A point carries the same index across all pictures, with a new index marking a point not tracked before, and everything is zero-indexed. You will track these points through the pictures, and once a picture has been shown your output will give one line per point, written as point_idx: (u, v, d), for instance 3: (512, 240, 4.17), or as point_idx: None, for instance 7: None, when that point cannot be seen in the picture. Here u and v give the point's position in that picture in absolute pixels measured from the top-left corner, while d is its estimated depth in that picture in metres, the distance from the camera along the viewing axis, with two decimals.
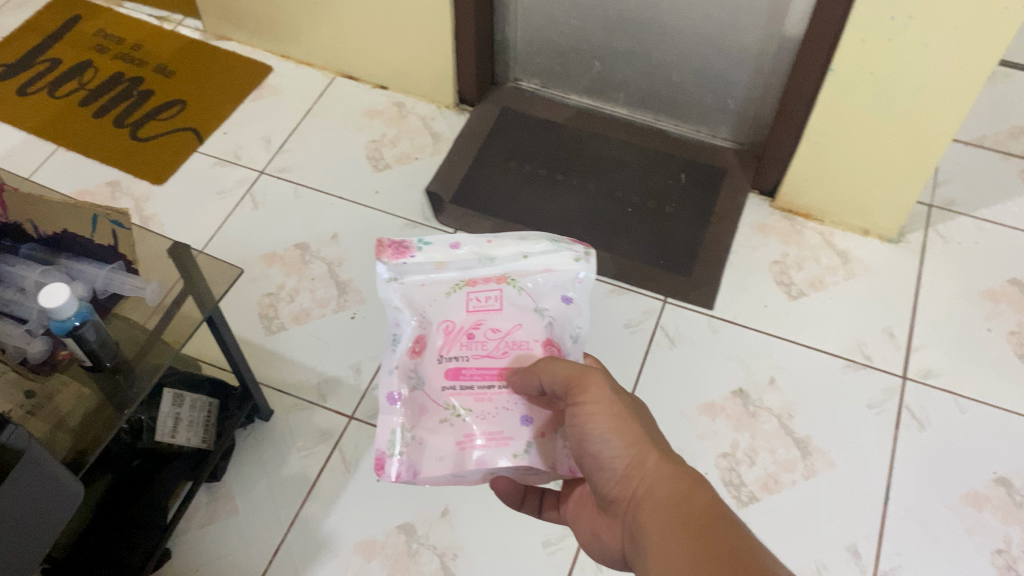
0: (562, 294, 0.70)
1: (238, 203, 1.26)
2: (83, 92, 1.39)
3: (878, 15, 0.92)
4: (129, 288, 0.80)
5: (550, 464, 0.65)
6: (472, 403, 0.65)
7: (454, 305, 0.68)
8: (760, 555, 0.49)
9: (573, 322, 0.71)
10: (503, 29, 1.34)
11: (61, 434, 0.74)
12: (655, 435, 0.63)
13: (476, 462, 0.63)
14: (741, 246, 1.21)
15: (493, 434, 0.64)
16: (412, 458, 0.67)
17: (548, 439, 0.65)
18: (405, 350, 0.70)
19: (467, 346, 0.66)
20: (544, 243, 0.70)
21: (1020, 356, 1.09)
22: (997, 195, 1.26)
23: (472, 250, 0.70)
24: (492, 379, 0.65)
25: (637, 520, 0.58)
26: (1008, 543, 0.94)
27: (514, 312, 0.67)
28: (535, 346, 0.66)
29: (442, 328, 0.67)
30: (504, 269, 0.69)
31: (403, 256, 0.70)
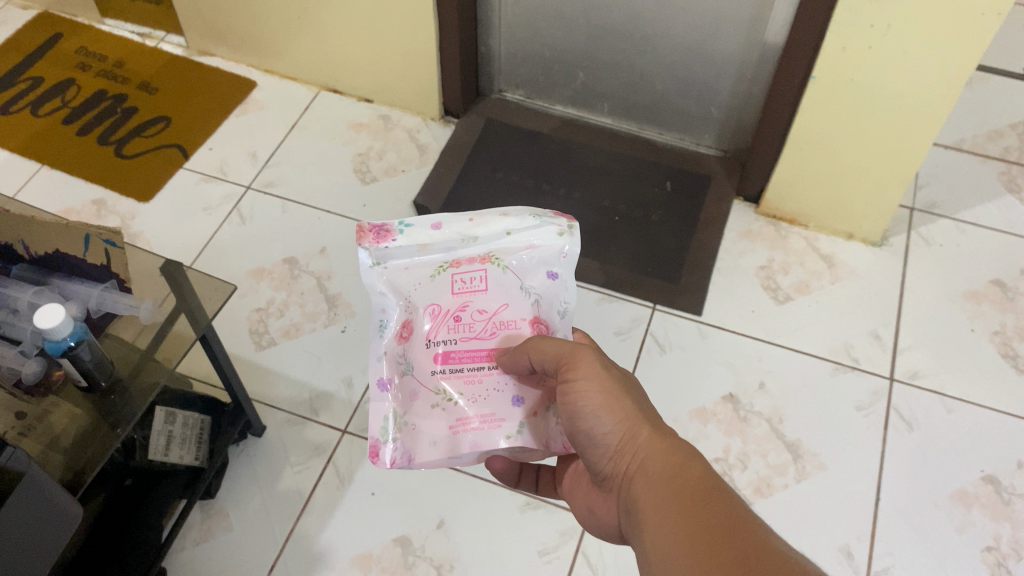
0: (546, 270, 0.67)
1: (225, 219, 1.26)
2: (66, 109, 1.38)
3: (858, 24, 0.94)
4: (123, 307, 0.79)
5: (543, 444, 0.64)
6: (462, 386, 0.63)
7: (438, 288, 0.65)
8: (758, 527, 0.49)
9: (560, 296, 0.68)
10: (487, 41, 1.35)
11: (55, 454, 0.74)
12: (647, 409, 0.63)
13: (469, 446, 0.62)
14: (728, 252, 1.23)
15: (486, 417, 0.63)
16: (406, 443, 0.65)
17: (541, 418, 0.64)
18: (392, 335, 0.67)
19: (454, 329, 0.64)
20: (528, 217, 0.66)
21: (1004, 355, 1.11)
22: (976, 197, 1.28)
23: (455, 229, 0.66)
24: (482, 361, 0.64)
25: (634, 496, 0.58)
26: (998, 541, 0.95)
27: (500, 291, 0.65)
28: (523, 325, 0.65)
29: (428, 312, 0.65)
30: (488, 248, 0.67)
31: (384, 240, 0.66)
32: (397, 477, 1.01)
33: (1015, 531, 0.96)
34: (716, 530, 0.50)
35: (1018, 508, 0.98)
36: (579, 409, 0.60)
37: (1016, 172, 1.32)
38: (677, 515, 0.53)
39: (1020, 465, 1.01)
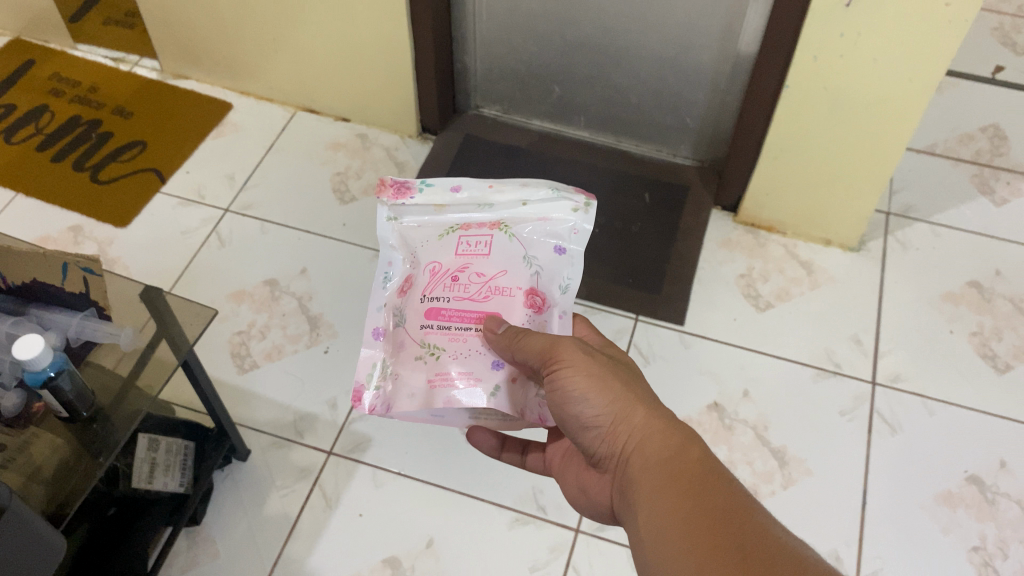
0: (555, 244, 0.72)
1: (204, 242, 1.25)
2: (40, 136, 1.37)
3: (828, 33, 0.95)
4: (104, 335, 0.79)
5: (517, 410, 0.69)
6: (447, 342, 0.69)
7: (444, 247, 0.72)
8: (750, 511, 0.51)
9: (563, 273, 0.73)
10: (463, 58, 1.35)
11: (36, 486, 0.72)
12: (640, 389, 0.65)
13: (444, 400, 0.67)
14: (708, 262, 1.23)
15: (466, 374, 0.68)
16: (388, 391, 0.71)
17: (520, 385, 0.69)
18: (394, 290, 0.75)
19: (449, 288, 0.70)
20: (545, 192, 0.73)
21: (983, 356, 1.12)
22: (950, 201, 1.30)
23: (472, 194, 0.74)
24: (470, 322, 0.69)
25: (629, 475, 0.61)
26: (984, 540, 0.96)
27: (501, 258, 0.71)
28: (517, 293, 0.70)
29: (429, 268, 0.72)
30: (500, 215, 0.73)
31: (403, 197, 0.75)
32: (385, 497, 1.01)
33: (1000, 530, 0.97)
34: (709, 513, 0.52)
35: (1003, 508, 0.99)
36: (570, 393, 0.63)
37: (988, 174, 1.34)
38: (673, 496, 0.55)
39: (1003, 464, 1.02)
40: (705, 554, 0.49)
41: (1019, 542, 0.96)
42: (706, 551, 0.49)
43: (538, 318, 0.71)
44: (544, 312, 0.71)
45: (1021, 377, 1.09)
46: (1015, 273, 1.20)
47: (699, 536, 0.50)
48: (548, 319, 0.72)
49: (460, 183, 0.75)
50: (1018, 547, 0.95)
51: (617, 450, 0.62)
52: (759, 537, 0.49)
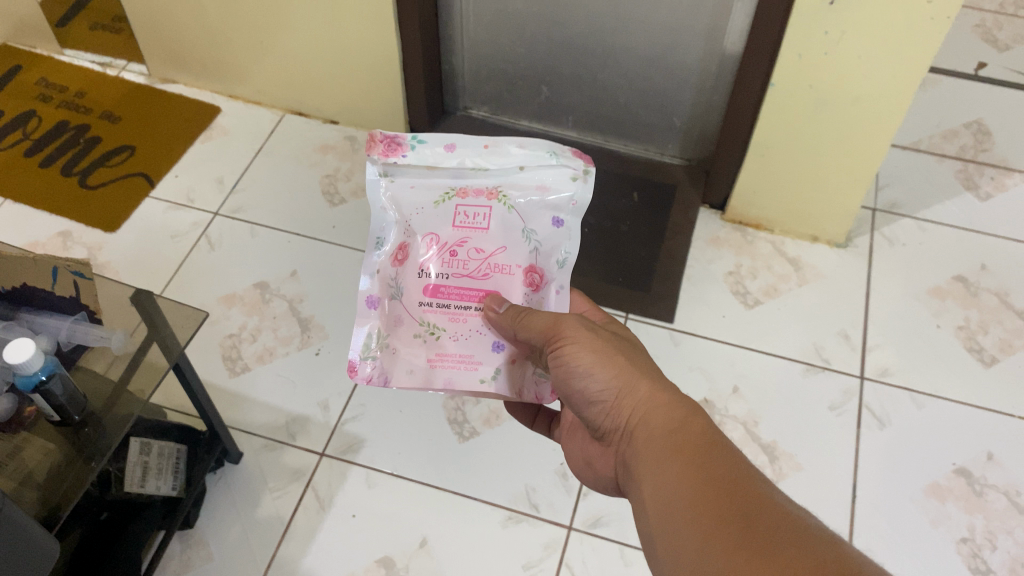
0: (553, 216, 0.73)
1: (194, 246, 1.25)
2: (28, 141, 1.37)
3: (812, 31, 0.96)
4: (95, 339, 0.79)
5: (516, 390, 0.74)
6: (447, 322, 0.73)
7: (441, 217, 0.72)
8: (752, 479, 0.52)
9: (561, 246, 0.74)
10: (451, 59, 1.36)
11: (28, 491, 0.73)
12: (645, 364, 0.66)
13: (443, 380, 0.73)
14: (696, 260, 1.24)
15: (465, 357, 0.73)
16: (384, 364, 0.74)
17: (518, 365, 0.74)
18: (386, 255, 0.74)
19: (448, 263, 0.72)
20: (544, 157, 0.71)
21: (969, 349, 1.13)
22: (935, 196, 1.31)
23: (467, 155, 0.72)
24: (469, 301, 0.72)
25: (633, 447, 0.61)
26: (972, 532, 0.97)
27: (500, 233, 0.72)
28: (516, 271, 0.72)
29: (427, 240, 0.73)
30: (499, 181, 0.72)
31: (394, 153, 0.72)
32: (378, 497, 1.01)
33: (988, 522, 0.98)
34: (712, 482, 0.53)
35: (990, 499, 1.00)
36: (574, 368, 0.65)
37: (973, 170, 1.35)
38: (677, 466, 0.56)
39: (990, 457, 1.03)
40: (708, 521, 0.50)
41: (1006, 533, 0.97)
42: (711, 518, 0.50)
43: (535, 295, 0.74)
44: (541, 288, 0.74)
45: (1007, 370, 1.11)
46: (1000, 267, 1.22)
47: (702, 505, 0.51)
48: (545, 295, 0.74)
49: (454, 141, 0.72)
50: (1006, 538, 0.96)
51: (621, 424, 0.63)
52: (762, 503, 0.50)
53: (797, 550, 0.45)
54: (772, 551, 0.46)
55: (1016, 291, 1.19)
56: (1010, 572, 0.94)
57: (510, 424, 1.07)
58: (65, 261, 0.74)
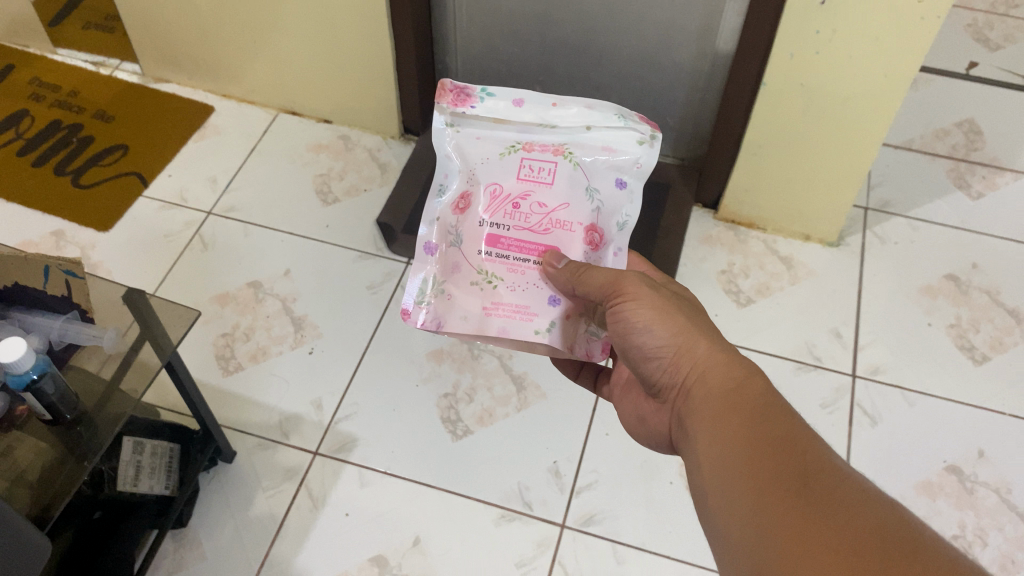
0: (616, 177, 0.76)
1: (187, 245, 1.25)
2: (21, 141, 1.37)
3: (804, 30, 0.96)
4: (87, 338, 0.78)
5: (568, 346, 0.76)
6: (505, 272, 0.75)
7: (506, 168, 0.76)
8: (812, 438, 0.52)
9: (622, 209, 0.77)
10: (444, 58, 1.36)
11: (20, 489, 0.73)
12: (706, 325, 0.66)
13: (497, 329, 0.75)
14: (689, 259, 1.24)
15: (520, 308, 0.75)
16: (438, 311, 0.77)
17: (573, 321, 0.76)
18: (448, 204, 0.78)
19: (510, 215, 0.75)
20: (612, 118, 0.76)
21: (961, 347, 1.13)
22: (927, 195, 1.32)
23: (536, 113, 0.77)
24: (528, 254, 0.75)
25: (688, 403, 0.61)
26: (963, 529, 0.97)
27: (563, 189, 0.75)
28: (577, 228, 0.75)
29: (489, 190, 0.76)
30: (565, 139, 0.76)
31: (464, 104, 0.78)
32: (371, 496, 1.01)
33: (979, 519, 0.98)
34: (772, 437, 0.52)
35: (981, 496, 1.00)
36: (633, 323, 0.65)
37: (964, 169, 1.36)
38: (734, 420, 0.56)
39: (981, 454, 1.04)
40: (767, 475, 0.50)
41: (997, 529, 0.97)
42: (764, 471, 0.50)
43: (594, 254, 0.76)
44: (600, 248, 0.76)
45: (998, 368, 1.11)
46: (991, 266, 1.22)
47: (761, 458, 0.51)
48: (603, 256, 0.77)
49: (525, 98, 0.78)
50: (996, 535, 0.97)
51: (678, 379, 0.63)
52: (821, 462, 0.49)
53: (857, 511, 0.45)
54: (832, 507, 0.46)
55: (1007, 289, 1.19)
56: (1000, 568, 0.94)
57: (504, 422, 1.08)
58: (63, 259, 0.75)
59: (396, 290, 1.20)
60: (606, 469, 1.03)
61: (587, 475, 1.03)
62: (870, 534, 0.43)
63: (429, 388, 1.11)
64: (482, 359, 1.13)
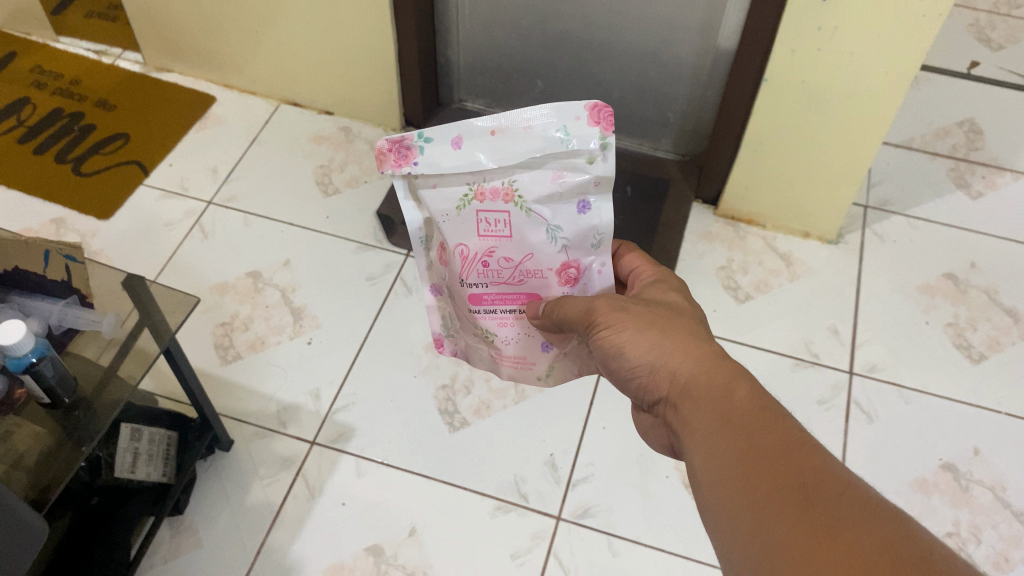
0: (579, 200, 0.67)
1: (187, 234, 1.25)
2: (22, 128, 1.37)
3: (806, 27, 0.96)
4: (84, 323, 0.79)
5: (575, 371, 0.79)
6: (496, 326, 0.75)
7: (465, 225, 0.69)
8: (802, 442, 0.49)
9: (593, 228, 0.69)
10: (446, 51, 1.36)
11: (18, 472, 0.73)
12: (686, 329, 0.63)
13: (508, 375, 0.80)
14: (688, 254, 1.25)
15: (519, 358, 0.78)
16: (461, 348, 0.82)
17: (571, 353, 0.77)
18: (431, 253, 0.75)
19: (483, 274, 0.71)
20: (556, 142, 0.63)
21: (958, 346, 1.14)
22: (927, 194, 1.32)
23: (477, 150, 0.65)
24: (513, 305, 0.74)
25: (673, 419, 0.59)
26: (958, 526, 0.98)
27: (525, 237, 0.69)
28: (549, 274, 0.71)
29: (458, 250, 0.71)
30: (513, 176, 0.66)
31: (405, 162, 0.66)
32: (368, 487, 1.02)
33: (973, 517, 0.98)
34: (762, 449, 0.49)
35: (976, 494, 1.00)
36: (613, 347, 0.64)
37: (964, 169, 1.36)
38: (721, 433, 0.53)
39: (977, 452, 1.04)
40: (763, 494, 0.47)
41: (991, 527, 0.98)
42: (753, 486, 0.48)
43: (575, 289, 0.73)
44: (580, 279, 0.72)
45: (995, 367, 1.11)
46: (990, 265, 1.22)
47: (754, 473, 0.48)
48: (587, 282, 0.73)
49: (461, 135, 0.65)
50: (990, 533, 0.97)
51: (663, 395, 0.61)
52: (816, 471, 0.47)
53: (858, 525, 0.42)
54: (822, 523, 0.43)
55: (1006, 289, 1.20)
56: (994, 566, 0.95)
57: (501, 415, 1.08)
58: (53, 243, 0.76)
59: (396, 282, 1.20)
60: (602, 463, 1.04)
61: (583, 468, 1.03)
62: (878, 553, 0.40)
63: (427, 380, 1.11)
64: None
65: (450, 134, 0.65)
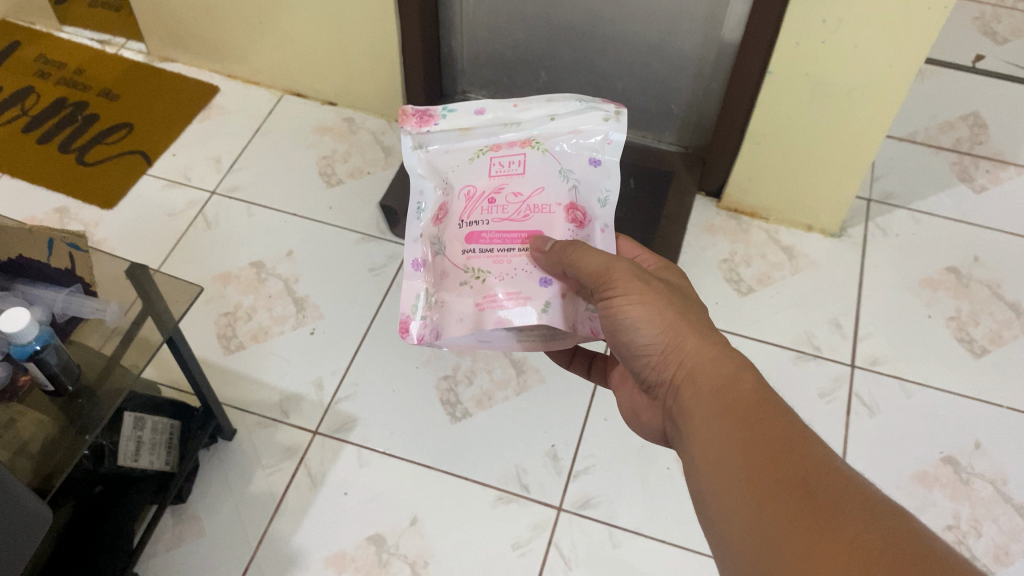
0: (590, 156, 0.70)
1: (191, 223, 1.26)
2: (26, 118, 1.37)
3: (811, 20, 0.96)
4: (90, 311, 0.79)
5: (572, 327, 0.68)
6: (491, 264, 0.68)
7: (476, 170, 0.70)
8: (810, 444, 0.50)
9: (601, 184, 0.71)
10: (450, 42, 1.36)
11: (22, 459, 0.74)
12: (695, 316, 0.63)
13: (496, 322, 0.66)
14: (691, 247, 1.25)
15: (512, 294, 0.67)
16: (435, 321, 0.69)
17: (570, 301, 0.69)
18: (428, 220, 0.73)
19: (488, 210, 0.69)
20: (573, 104, 0.70)
21: (960, 340, 1.14)
22: (930, 187, 1.32)
23: (498, 113, 0.71)
24: (512, 242, 0.68)
25: (678, 404, 0.60)
26: (958, 519, 0.98)
27: (537, 175, 0.70)
28: (556, 209, 0.70)
29: (463, 193, 0.70)
30: (530, 133, 0.71)
31: (427, 124, 0.72)
32: (370, 476, 1.02)
33: (974, 510, 0.99)
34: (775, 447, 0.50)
35: (977, 487, 1.00)
36: (623, 319, 0.63)
37: (968, 162, 1.35)
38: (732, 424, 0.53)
39: (978, 446, 1.04)
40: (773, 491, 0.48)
41: (992, 520, 0.98)
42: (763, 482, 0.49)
43: (580, 233, 0.70)
44: (586, 226, 0.71)
45: (996, 361, 1.11)
46: (992, 259, 1.22)
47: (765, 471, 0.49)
48: (591, 234, 0.71)
49: (485, 104, 0.71)
50: (991, 526, 0.97)
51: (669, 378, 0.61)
52: (828, 476, 0.48)
53: (871, 529, 0.43)
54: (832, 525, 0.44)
55: (1008, 283, 1.20)
56: (994, 559, 0.95)
57: (503, 406, 1.08)
58: (62, 233, 0.76)
59: (398, 273, 1.20)
60: (603, 454, 1.04)
61: (584, 460, 1.03)
62: (891, 552, 0.42)
63: (429, 371, 1.11)
64: None
65: (472, 105, 0.72)
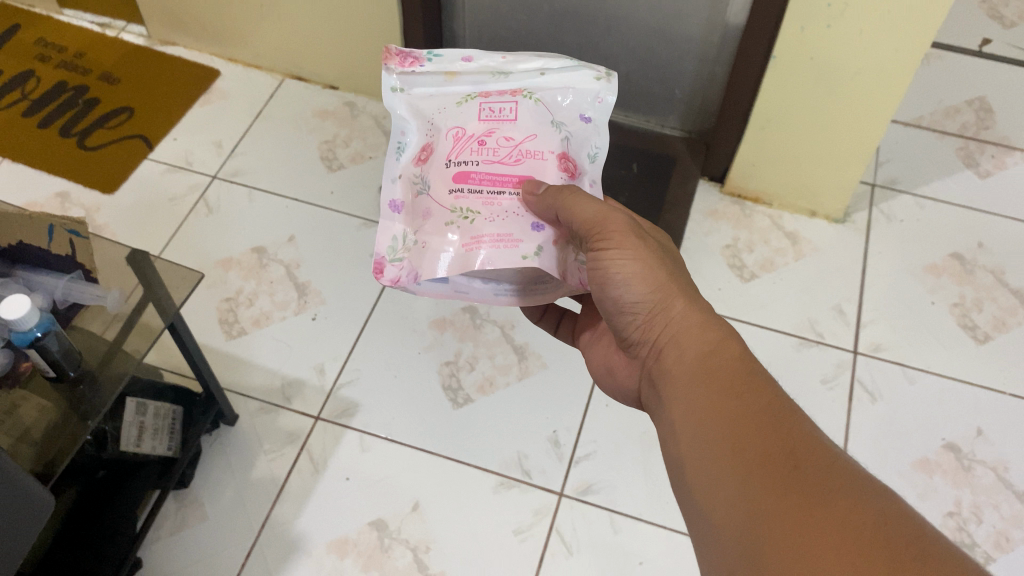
0: (580, 113, 0.69)
1: (192, 208, 1.25)
2: (26, 102, 1.36)
3: (816, 3, 0.95)
4: (90, 298, 0.79)
5: (561, 274, 0.67)
6: (480, 206, 0.65)
7: (465, 113, 0.68)
8: (797, 419, 0.51)
9: (590, 141, 0.70)
10: (452, 25, 1.35)
11: (25, 446, 0.74)
12: (682, 279, 0.64)
13: (481, 262, 0.64)
14: (694, 232, 1.24)
15: (501, 236, 0.65)
16: (413, 262, 0.68)
17: (560, 248, 0.67)
18: (409, 159, 0.71)
19: (477, 152, 0.67)
20: (565, 61, 0.69)
21: (963, 326, 1.13)
22: (935, 172, 1.31)
23: (487, 64, 0.70)
24: (503, 185, 0.66)
25: (664, 368, 0.61)
26: (959, 505, 0.98)
27: (529, 122, 0.68)
28: (548, 157, 0.67)
29: (451, 134, 0.68)
30: (521, 84, 0.69)
31: (412, 66, 0.71)
32: (372, 461, 1.02)
33: (974, 496, 0.99)
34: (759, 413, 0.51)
35: (978, 474, 1.01)
36: (612, 274, 0.62)
37: (974, 148, 1.35)
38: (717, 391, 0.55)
39: (979, 433, 1.04)
40: (753, 456, 0.49)
41: (992, 507, 0.98)
42: (748, 450, 0.49)
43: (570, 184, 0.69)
44: (574, 178, 0.69)
45: (1000, 348, 1.11)
46: (997, 245, 1.22)
47: (748, 435, 0.50)
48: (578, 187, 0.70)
49: (472, 54, 0.72)
50: (991, 513, 0.98)
51: (657, 341, 0.62)
52: (808, 443, 0.49)
53: (856, 508, 0.44)
54: (815, 500, 0.45)
55: (1012, 269, 1.19)
56: (994, 545, 0.95)
57: (504, 392, 1.08)
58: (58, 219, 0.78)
59: None
60: (605, 439, 1.04)
61: (586, 446, 1.03)
62: (873, 529, 0.42)
63: (430, 357, 1.11)
64: (485, 330, 1.14)
65: (461, 54, 0.72)
